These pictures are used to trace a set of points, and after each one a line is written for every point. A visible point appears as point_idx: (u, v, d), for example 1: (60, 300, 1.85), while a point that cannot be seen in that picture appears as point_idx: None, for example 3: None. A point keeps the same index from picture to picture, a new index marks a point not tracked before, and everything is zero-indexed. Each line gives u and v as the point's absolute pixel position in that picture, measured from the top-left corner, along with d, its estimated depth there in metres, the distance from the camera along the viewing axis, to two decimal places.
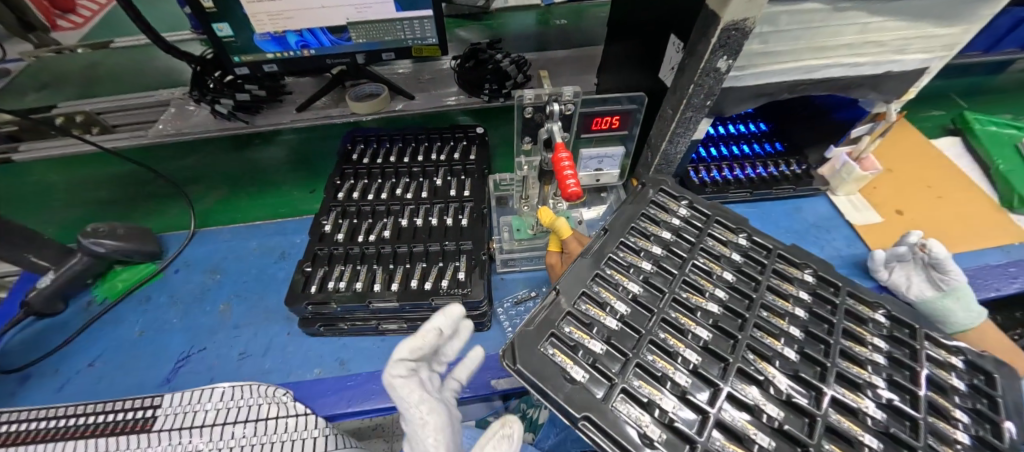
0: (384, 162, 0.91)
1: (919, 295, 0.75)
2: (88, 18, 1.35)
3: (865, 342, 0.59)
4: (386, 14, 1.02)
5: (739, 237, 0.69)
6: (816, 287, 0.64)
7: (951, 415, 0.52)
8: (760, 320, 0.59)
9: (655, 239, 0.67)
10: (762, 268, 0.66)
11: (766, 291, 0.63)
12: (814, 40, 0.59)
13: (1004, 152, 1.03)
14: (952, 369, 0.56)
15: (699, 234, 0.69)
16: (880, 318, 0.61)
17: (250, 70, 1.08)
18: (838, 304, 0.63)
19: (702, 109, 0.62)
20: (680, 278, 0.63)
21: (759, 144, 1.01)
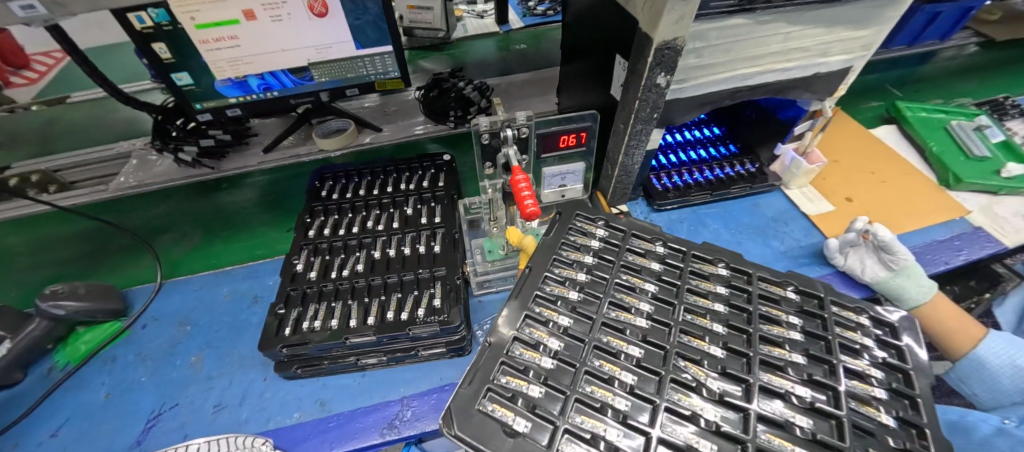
0: (354, 195, 0.92)
1: (874, 276, 0.80)
2: (42, 73, 1.31)
3: (781, 323, 0.64)
4: (346, 52, 1.04)
5: (655, 246, 0.73)
6: (730, 280, 0.69)
7: (864, 374, 0.58)
8: (687, 324, 0.63)
9: (578, 266, 0.69)
10: (681, 272, 0.70)
11: (687, 295, 0.67)
12: (744, 51, 0.64)
13: (936, 135, 1.12)
14: (858, 328, 0.64)
15: (619, 251, 0.72)
16: (790, 295, 0.68)
17: (212, 116, 1.08)
18: (750, 293, 0.68)
19: (651, 122, 0.66)
20: (606, 295, 0.66)
21: (715, 148, 1.06)
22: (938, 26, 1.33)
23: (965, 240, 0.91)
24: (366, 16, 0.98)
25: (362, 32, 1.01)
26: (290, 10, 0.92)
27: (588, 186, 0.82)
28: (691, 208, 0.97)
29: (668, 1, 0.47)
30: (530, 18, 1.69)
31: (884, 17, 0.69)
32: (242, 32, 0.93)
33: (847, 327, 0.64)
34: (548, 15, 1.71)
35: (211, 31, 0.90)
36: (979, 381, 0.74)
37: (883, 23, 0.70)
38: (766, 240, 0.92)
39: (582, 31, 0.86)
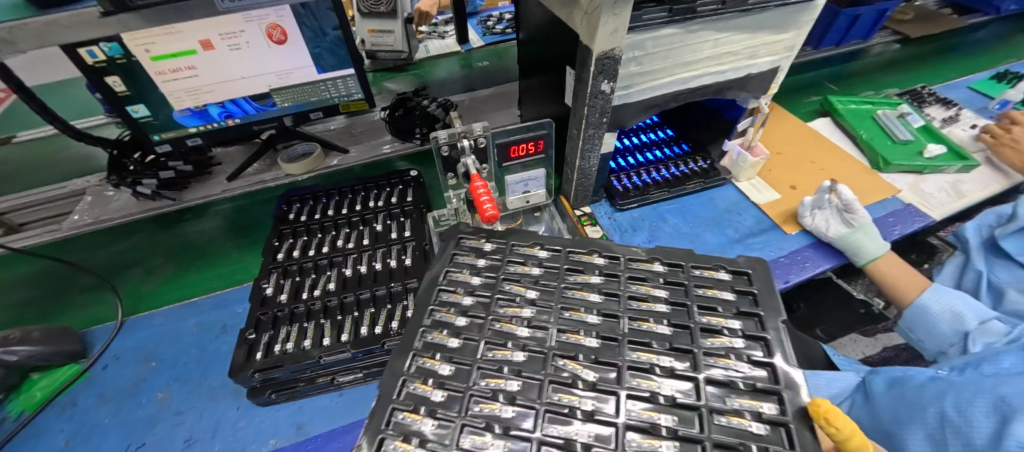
0: (322, 216, 0.93)
1: (839, 233, 0.88)
2: None
3: (648, 299, 0.60)
4: (307, 77, 1.06)
5: (538, 250, 0.67)
6: (607, 266, 0.64)
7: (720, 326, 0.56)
8: (563, 316, 0.58)
9: (463, 288, 0.61)
10: (560, 271, 0.64)
11: (564, 291, 0.61)
12: (680, 57, 0.70)
13: (864, 124, 1.24)
14: (716, 284, 0.62)
15: (502, 262, 0.65)
16: (657, 268, 0.64)
17: (172, 147, 1.07)
18: (620, 277, 0.63)
19: (602, 126, 0.70)
20: (480, 302, 0.60)
21: (669, 149, 1.12)
22: (858, 28, 1.48)
23: (898, 216, 1.00)
24: (326, 41, 1.01)
25: (323, 56, 1.03)
26: (248, 39, 0.93)
27: (551, 191, 0.86)
28: (652, 205, 1.01)
29: (602, 15, 0.52)
30: (491, 36, 1.75)
31: (801, 22, 0.77)
32: (200, 62, 0.93)
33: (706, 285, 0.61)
34: (508, 32, 1.78)
35: (167, 62, 0.90)
36: (923, 328, 0.84)
37: (801, 27, 0.78)
38: (723, 230, 0.96)
39: (536, 46, 0.91)
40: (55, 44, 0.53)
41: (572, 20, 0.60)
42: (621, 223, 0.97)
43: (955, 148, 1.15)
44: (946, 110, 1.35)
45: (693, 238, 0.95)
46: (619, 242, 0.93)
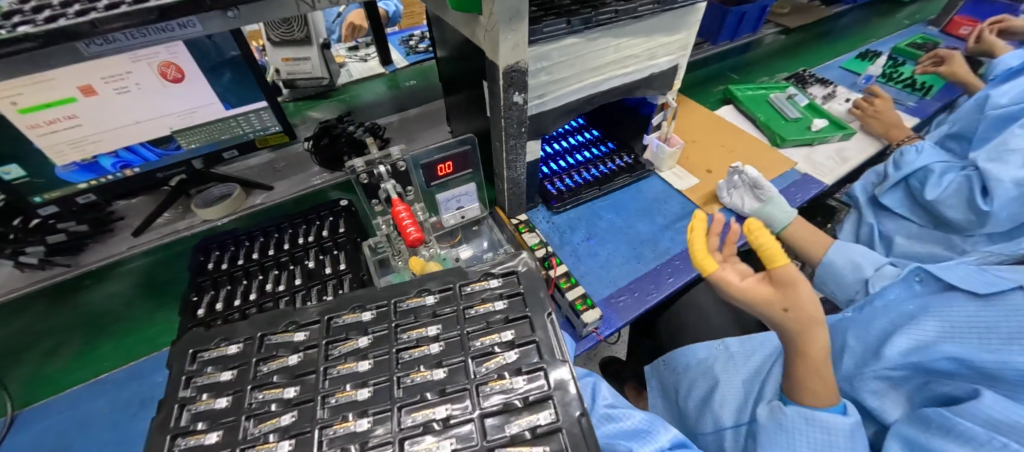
0: (247, 261, 0.86)
1: (751, 208, 0.98)
2: None
3: (421, 347, 0.57)
4: (214, 114, 0.99)
5: (297, 330, 0.59)
6: (375, 321, 0.60)
7: (494, 355, 0.55)
8: (327, 388, 0.54)
9: (209, 412, 0.52)
10: (323, 347, 0.57)
11: (328, 370, 0.55)
12: (587, 63, 0.74)
13: (760, 107, 1.38)
14: (491, 297, 0.61)
15: (259, 357, 0.57)
16: (428, 303, 0.61)
17: (59, 208, 0.95)
18: (390, 329, 0.59)
19: (523, 136, 0.72)
20: (243, 391, 0.54)
21: (595, 149, 1.18)
22: (749, 22, 1.64)
23: (798, 186, 1.11)
24: (230, 75, 0.95)
25: (229, 92, 0.97)
26: (136, 81, 0.84)
27: (486, 203, 0.86)
28: (586, 204, 1.05)
29: (501, 31, 0.53)
30: (413, 56, 1.75)
31: (688, 23, 0.84)
32: (82, 111, 0.83)
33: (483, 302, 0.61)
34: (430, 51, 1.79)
35: (39, 115, 0.79)
36: (833, 281, 0.92)
37: (689, 28, 0.85)
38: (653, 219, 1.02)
39: (453, 63, 0.91)
40: None
41: (477, 36, 0.61)
42: (559, 225, 1.00)
43: (835, 120, 1.31)
44: (825, 88, 1.54)
45: (626, 230, 1.00)
46: (559, 244, 0.96)
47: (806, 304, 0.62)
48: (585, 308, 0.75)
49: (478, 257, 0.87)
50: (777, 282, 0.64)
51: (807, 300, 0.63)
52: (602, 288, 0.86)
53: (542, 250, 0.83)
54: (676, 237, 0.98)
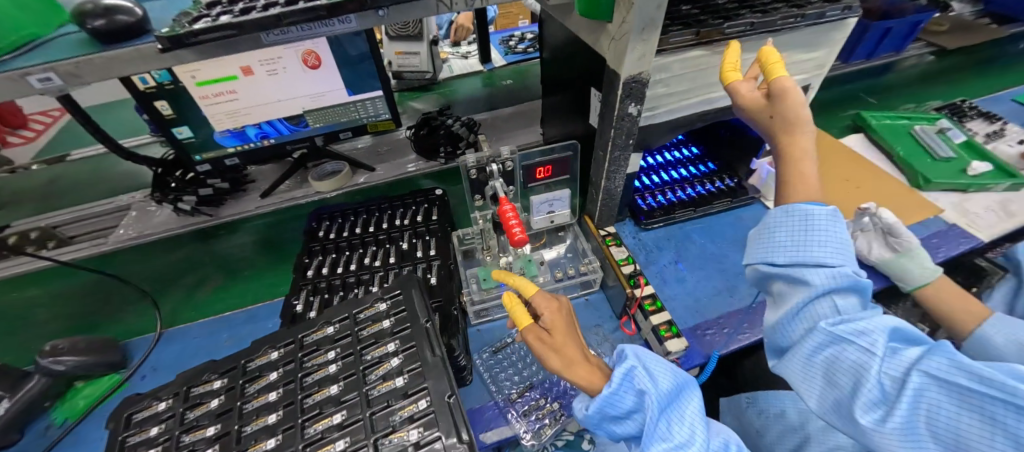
0: (350, 234, 0.95)
1: (880, 257, 0.86)
2: (38, 131, 1.58)
3: (320, 369, 0.67)
4: (339, 99, 1.10)
5: (214, 379, 0.69)
6: (286, 354, 0.70)
7: (313, 390, 0.65)
8: (303, 391, 0.65)
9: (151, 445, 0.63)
10: (240, 385, 0.68)
11: (246, 401, 0.66)
12: (708, 78, 0.70)
13: (900, 140, 1.19)
14: (325, 345, 0.70)
15: (185, 399, 0.68)
16: (329, 331, 0.72)
17: (212, 166, 1.13)
18: (297, 359, 0.69)
19: (629, 148, 0.70)
20: (162, 432, 0.65)
21: (695, 166, 1.11)
22: (892, 41, 1.45)
23: (942, 238, 0.95)
24: (358, 65, 1.05)
25: (354, 80, 1.08)
26: (285, 65, 0.98)
27: (576, 210, 0.85)
28: (679, 224, 1.00)
29: (631, 41, 0.52)
30: (511, 56, 1.80)
31: (831, 40, 0.76)
32: (240, 87, 0.98)
33: (317, 355, 0.69)
34: (528, 52, 1.82)
35: (210, 87, 0.96)
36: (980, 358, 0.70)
37: (831, 45, 0.77)
38: None
39: (559, 66, 0.92)
40: (116, 76, 0.56)
41: (600, 44, 0.60)
42: (646, 242, 0.96)
43: (1000, 165, 1.09)
44: (990, 124, 1.29)
45: (721, 258, 0.92)
46: (645, 262, 0.92)
47: (798, 110, 0.56)
48: (670, 334, 0.71)
49: (560, 263, 0.87)
50: (770, 94, 0.58)
51: (799, 108, 0.56)
52: (687, 317, 0.81)
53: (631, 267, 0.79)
54: None
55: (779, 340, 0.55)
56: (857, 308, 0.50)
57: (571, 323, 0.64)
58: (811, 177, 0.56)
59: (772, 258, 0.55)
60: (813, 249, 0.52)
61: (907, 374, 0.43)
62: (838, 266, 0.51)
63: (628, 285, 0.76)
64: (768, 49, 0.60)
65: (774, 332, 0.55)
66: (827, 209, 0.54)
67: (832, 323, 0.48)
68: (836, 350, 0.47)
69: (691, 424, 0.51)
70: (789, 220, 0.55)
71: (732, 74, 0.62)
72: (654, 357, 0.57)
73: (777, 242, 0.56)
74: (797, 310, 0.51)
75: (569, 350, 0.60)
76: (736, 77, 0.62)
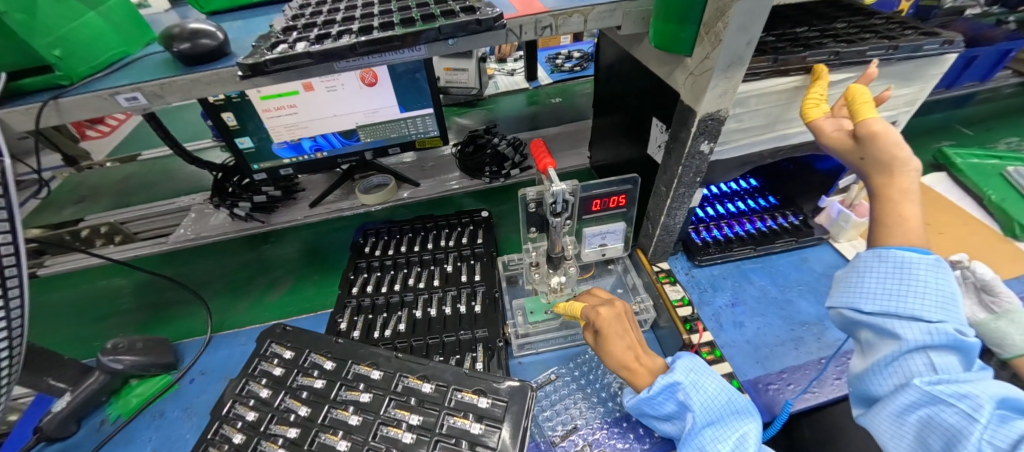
0: (395, 252, 0.95)
1: (972, 317, 0.74)
2: (113, 127, 1.73)
3: (405, 408, 0.66)
4: (391, 115, 1.12)
5: (327, 362, 0.72)
6: (377, 386, 0.68)
7: (400, 420, 0.64)
8: (382, 417, 0.65)
9: (242, 426, 0.67)
10: (330, 390, 0.69)
11: (330, 408, 0.67)
12: (784, 114, 0.65)
13: (991, 182, 1.07)
14: (414, 403, 0.66)
15: (282, 387, 0.71)
16: (425, 389, 0.67)
17: (267, 175, 1.17)
18: (394, 374, 0.69)
19: (694, 185, 0.66)
20: (258, 420, 0.67)
21: (753, 200, 1.04)
22: (976, 69, 1.33)
23: None
24: (411, 84, 1.07)
25: (406, 97, 1.09)
26: (343, 82, 1.00)
27: (629, 243, 0.82)
28: (735, 263, 0.93)
29: (712, 79, 0.48)
30: (557, 74, 1.79)
31: (926, 76, 0.69)
32: (300, 101, 1.01)
33: (400, 406, 0.66)
34: (575, 70, 1.80)
35: (273, 101, 1.00)
36: None
37: (926, 81, 0.70)
38: (819, 298, 0.86)
39: (616, 93, 0.89)
40: (195, 98, 0.58)
41: (673, 77, 0.57)
42: (700, 280, 0.90)
43: None
44: None
45: (784, 304, 0.85)
46: (697, 302, 0.86)
47: (894, 148, 0.50)
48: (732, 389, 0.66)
49: None
50: (856, 134, 0.53)
51: (894, 147, 0.50)
52: (747, 367, 0.75)
53: (685, 309, 0.75)
54: None
55: (862, 390, 0.48)
56: (960, 369, 0.43)
57: (624, 319, 0.65)
58: (911, 217, 0.49)
59: (858, 305, 0.49)
60: (908, 299, 0.46)
61: (1016, 449, 0.37)
62: (938, 321, 0.45)
63: (684, 330, 0.72)
64: (857, 87, 0.56)
65: (858, 381, 0.49)
66: (929, 257, 0.48)
67: (930, 381, 0.42)
68: (931, 411, 0.41)
69: (743, 439, 0.51)
70: (882, 266, 0.49)
71: (814, 110, 0.59)
72: (707, 373, 0.57)
73: (866, 288, 0.49)
74: (884, 363, 0.46)
75: (615, 349, 0.62)
76: (819, 114, 0.59)
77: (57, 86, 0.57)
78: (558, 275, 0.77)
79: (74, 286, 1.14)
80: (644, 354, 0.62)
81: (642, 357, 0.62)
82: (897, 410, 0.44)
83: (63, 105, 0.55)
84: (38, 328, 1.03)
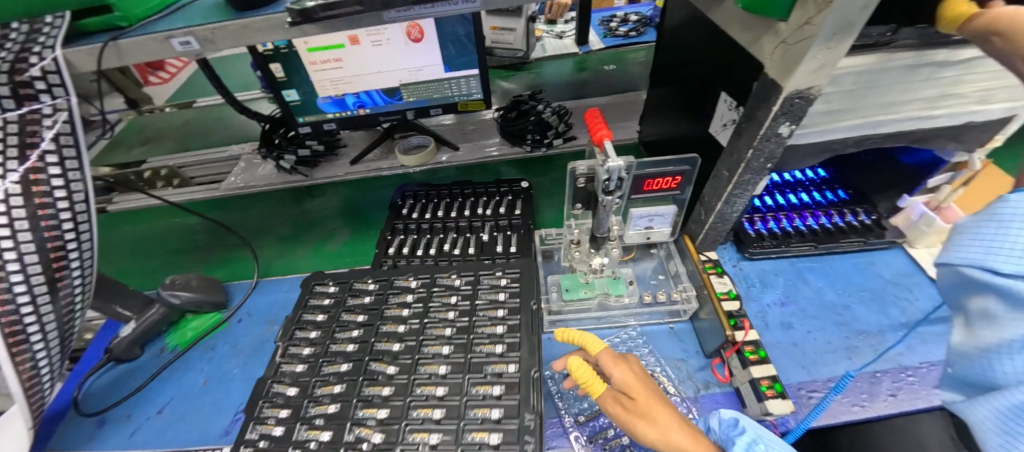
0: (432, 217, 0.94)
1: None
2: (172, 73, 1.80)
3: (438, 345, 0.70)
4: (435, 74, 1.08)
5: (364, 299, 0.78)
6: (414, 321, 0.73)
7: (437, 355, 0.68)
8: (421, 351, 0.69)
9: (300, 354, 0.71)
10: (374, 322, 0.74)
11: (376, 340, 0.72)
12: (882, 97, 0.57)
13: None
14: (446, 340, 0.70)
15: (330, 321, 0.75)
16: (449, 329, 0.71)
17: (311, 129, 1.17)
18: (426, 315, 0.74)
19: (763, 172, 0.60)
20: (312, 352, 0.72)
21: (820, 193, 0.94)
22: None
23: None
24: (458, 42, 1.02)
25: (452, 56, 1.05)
26: (390, 36, 0.97)
27: (676, 229, 0.77)
28: (790, 259, 0.86)
29: (812, 49, 0.42)
30: (610, 39, 1.67)
31: None
32: (346, 55, 0.99)
33: (440, 321, 0.73)
34: (630, 36, 1.67)
35: (319, 54, 0.98)
36: None
37: None
38: (883, 308, 0.78)
39: (678, 63, 0.81)
40: (246, 44, 0.57)
41: (759, 45, 0.50)
42: (748, 275, 0.84)
43: None
44: None
45: (841, 309, 0.79)
46: (743, 296, 0.81)
47: None
48: (773, 392, 0.62)
49: (647, 283, 0.80)
50: None
51: None
52: (790, 370, 0.71)
53: (730, 303, 0.71)
54: (920, 342, 0.73)
55: (972, 369, 0.39)
56: None
57: (648, 379, 0.56)
58: None
59: (983, 262, 0.38)
60: None
61: None
62: None
63: (727, 325, 0.66)
64: None
65: (971, 360, 0.39)
66: None
67: None
68: None
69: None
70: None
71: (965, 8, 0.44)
72: (770, 436, 0.49)
73: (992, 243, 0.37)
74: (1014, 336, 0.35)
75: (661, 417, 0.51)
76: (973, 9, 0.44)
77: (116, 27, 0.57)
78: (599, 256, 0.73)
79: (136, 224, 1.21)
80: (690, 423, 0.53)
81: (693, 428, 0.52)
82: (1010, 404, 0.34)
83: (122, 46, 0.55)
84: (109, 260, 1.11)
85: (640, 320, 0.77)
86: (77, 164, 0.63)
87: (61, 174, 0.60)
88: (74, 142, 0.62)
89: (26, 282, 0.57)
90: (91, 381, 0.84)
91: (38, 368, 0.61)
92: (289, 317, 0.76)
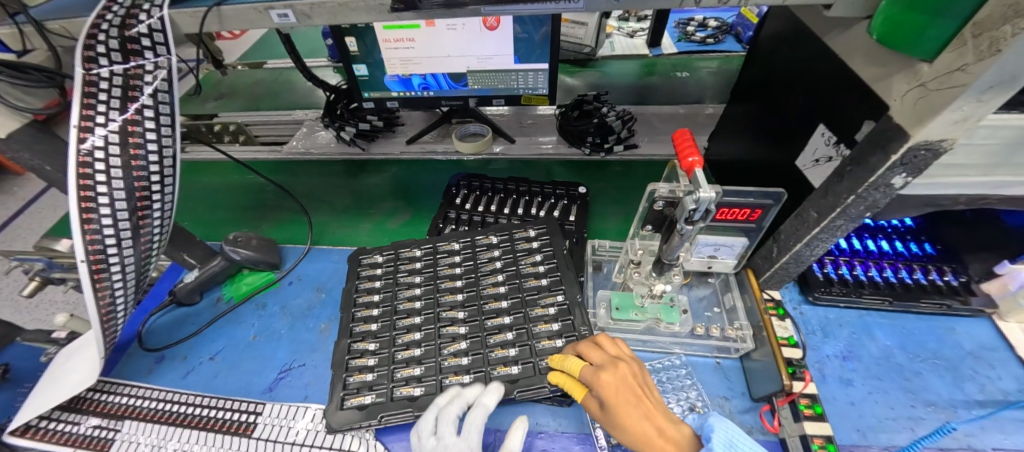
0: (484, 210, 0.98)
1: None
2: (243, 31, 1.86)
3: (498, 316, 0.77)
4: (504, 65, 1.06)
5: (417, 272, 0.86)
6: (469, 293, 0.81)
7: (498, 324, 0.76)
8: (483, 315, 0.78)
9: (370, 319, 0.80)
10: (435, 289, 0.83)
11: (439, 308, 0.80)
12: (1015, 156, 0.51)
13: None
14: (503, 312, 0.78)
15: (394, 289, 0.84)
16: (502, 305, 0.79)
17: (375, 105, 1.19)
18: (477, 289, 0.82)
19: (857, 220, 0.56)
20: (381, 314, 0.81)
21: (903, 243, 0.86)
22: None
23: None
24: (533, 34, 0.99)
25: (524, 48, 1.02)
26: (466, 22, 0.96)
27: (741, 261, 0.73)
28: (858, 310, 0.80)
29: (959, 100, 0.39)
30: (684, 44, 1.58)
31: None
32: (420, 36, 0.99)
33: (491, 282, 0.82)
34: (706, 42, 1.57)
35: (394, 32, 0.98)
36: None
37: None
38: (958, 381, 0.71)
39: (769, 83, 0.75)
40: (340, 22, 0.57)
41: (887, 84, 0.47)
42: (810, 320, 0.79)
43: None
44: None
45: (911, 374, 0.72)
46: (802, 342, 0.76)
47: None
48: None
49: (700, 315, 0.77)
50: None
51: None
52: (843, 429, 0.66)
53: (790, 350, 0.66)
54: (999, 424, 0.66)
55: None
56: None
57: (634, 385, 0.60)
58: None
59: None
60: None
61: None
62: None
63: (784, 373, 0.62)
64: None
65: None
66: None
67: None
68: None
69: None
70: None
71: None
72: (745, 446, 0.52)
73: None
74: None
75: (631, 424, 0.57)
76: None
77: None
78: (660, 282, 0.71)
79: (203, 177, 1.28)
80: (667, 427, 0.57)
81: (666, 431, 0.56)
82: None
83: (225, 12, 0.57)
84: (179, 207, 1.19)
85: (687, 349, 0.74)
86: (170, 119, 0.65)
87: (155, 129, 0.63)
88: (170, 98, 0.65)
89: (115, 225, 0.61)
90: (155, 319, 0.91)
91: (115, 303, 0.66)
92: (346, 287, 0.85)
